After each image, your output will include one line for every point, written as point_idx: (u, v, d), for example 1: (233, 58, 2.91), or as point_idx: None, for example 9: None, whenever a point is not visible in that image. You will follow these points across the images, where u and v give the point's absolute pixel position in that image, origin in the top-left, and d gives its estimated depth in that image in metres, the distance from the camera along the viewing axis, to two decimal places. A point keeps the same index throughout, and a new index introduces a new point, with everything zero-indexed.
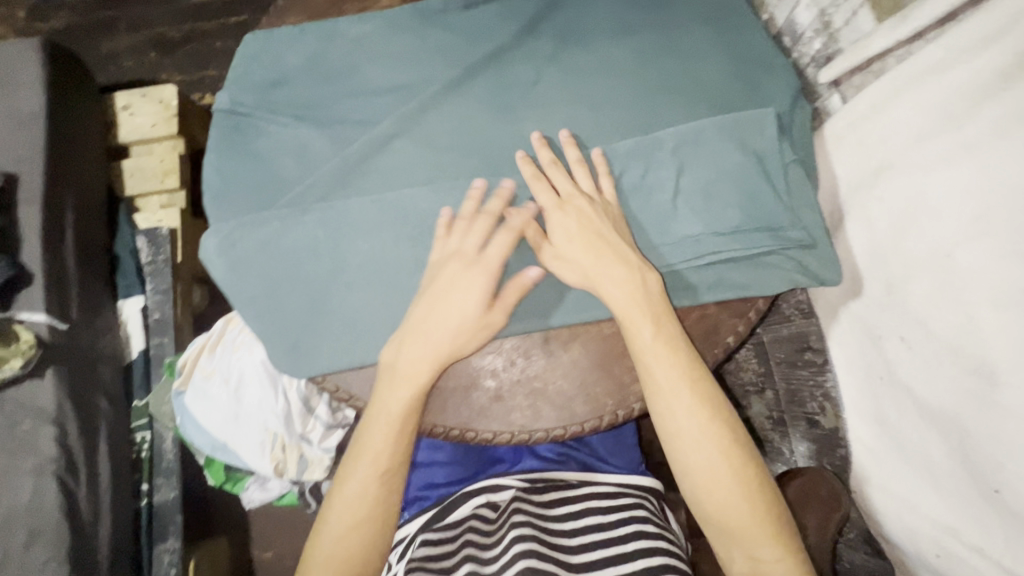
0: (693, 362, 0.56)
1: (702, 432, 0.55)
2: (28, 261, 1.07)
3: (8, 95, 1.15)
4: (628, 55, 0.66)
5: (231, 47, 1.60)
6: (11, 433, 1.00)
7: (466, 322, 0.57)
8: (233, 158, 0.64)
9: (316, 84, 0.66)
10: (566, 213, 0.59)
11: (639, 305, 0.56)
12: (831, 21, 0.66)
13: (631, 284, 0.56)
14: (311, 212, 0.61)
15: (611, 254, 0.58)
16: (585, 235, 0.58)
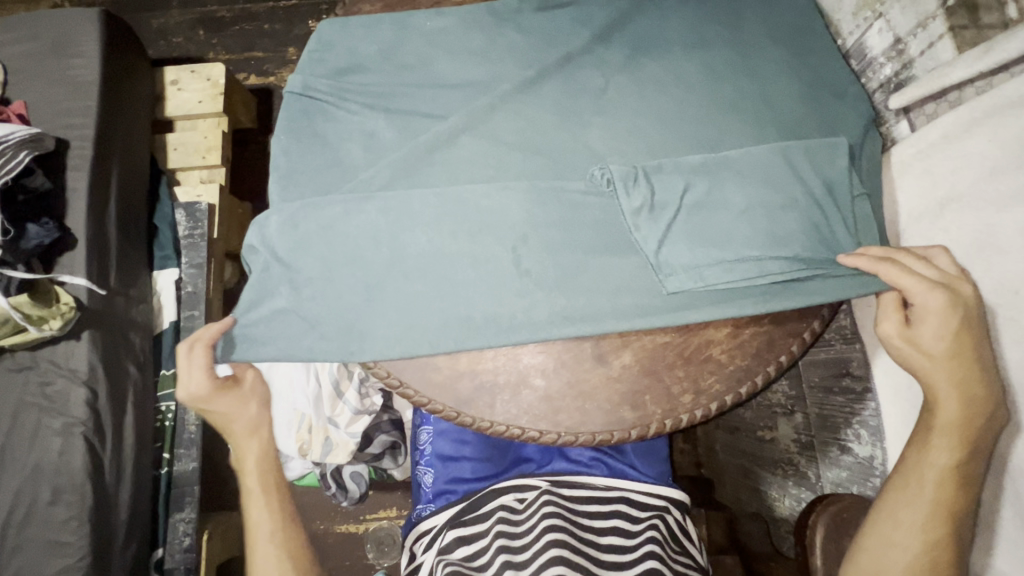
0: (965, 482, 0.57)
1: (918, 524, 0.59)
2: (72, 225, 1.10)
3: (65, 63, 1.18)
4: (698, 69, 0.66)
5: (280, 30, 1.62)
6: (45, 391, 1.03)
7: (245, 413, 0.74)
8: (301, 141, 0.66)
9: (387, 73, 0.67)
10: (958, 302, 0.56)
11: (976, 421, 0.56)
12: (906, 49, 0.66)
13: (975, 395, 0.56)
14: (375, 200, 0.61)
15: (967, 356, 0.56)
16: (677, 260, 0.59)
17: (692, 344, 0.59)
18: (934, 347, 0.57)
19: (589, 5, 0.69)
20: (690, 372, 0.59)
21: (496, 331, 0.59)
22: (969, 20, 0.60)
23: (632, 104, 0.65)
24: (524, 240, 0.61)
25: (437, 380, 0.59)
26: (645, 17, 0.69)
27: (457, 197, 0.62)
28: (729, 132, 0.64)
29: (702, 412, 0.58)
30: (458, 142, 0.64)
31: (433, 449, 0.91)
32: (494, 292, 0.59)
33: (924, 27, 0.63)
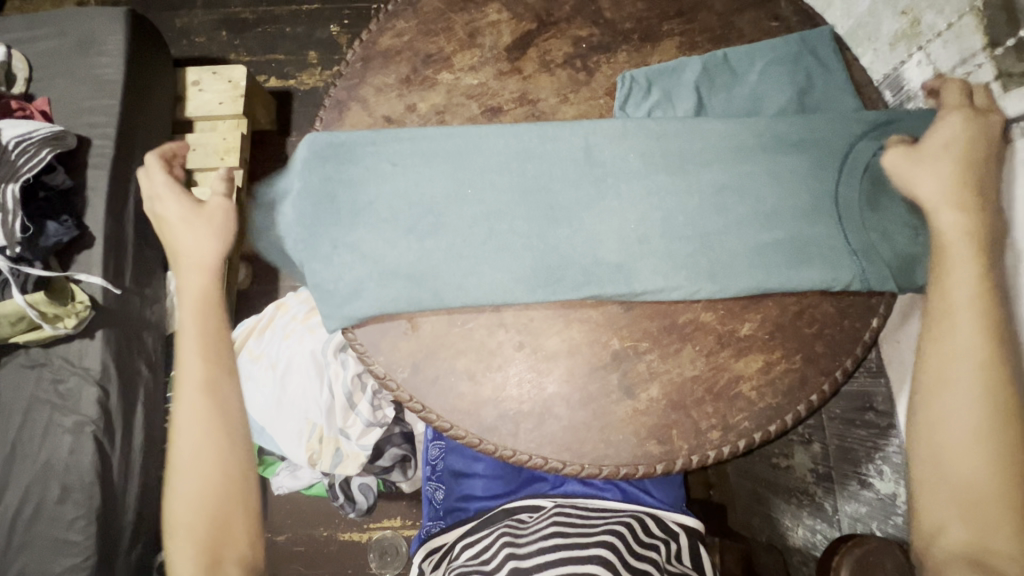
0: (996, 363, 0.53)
1: (987, 460, 0.52)
2: (90, 224, 1.10)
3: (90, 61, 1.19)
4: (762, 185, 0.60)
5: (302, 34, 1.63)
6: (57, 389, 1.04)
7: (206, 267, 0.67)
8: (341, 258, 0.60)
9: (416, 184, 0.61)
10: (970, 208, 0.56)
11: (981, 302, 0.54)
12: (948, 86, 0.65)
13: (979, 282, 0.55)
14: (441, 256, 0.60)
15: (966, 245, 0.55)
16: (756, 261, 0.59)
17: (722, 378, 0.58)
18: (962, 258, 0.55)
19: (624, 27, 0.68)
20: (719, 408, 0.57)
21: (515, 354, 0.59)
22: (1015, 65, 0.57)
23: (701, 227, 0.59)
24: (549, 267, 0.59)
25: (459, 406, 0.58)
26: (679, 44, 0.68)
27: (527, 257, 0.59)
28: (813, 258, 0.59)
29: (730, 450, 0.56)
30: (520, 283, 0.58)
31: (445, 465, 0.92)
32: (521, 319, 0.60)
33: (971, 66, 0.62)
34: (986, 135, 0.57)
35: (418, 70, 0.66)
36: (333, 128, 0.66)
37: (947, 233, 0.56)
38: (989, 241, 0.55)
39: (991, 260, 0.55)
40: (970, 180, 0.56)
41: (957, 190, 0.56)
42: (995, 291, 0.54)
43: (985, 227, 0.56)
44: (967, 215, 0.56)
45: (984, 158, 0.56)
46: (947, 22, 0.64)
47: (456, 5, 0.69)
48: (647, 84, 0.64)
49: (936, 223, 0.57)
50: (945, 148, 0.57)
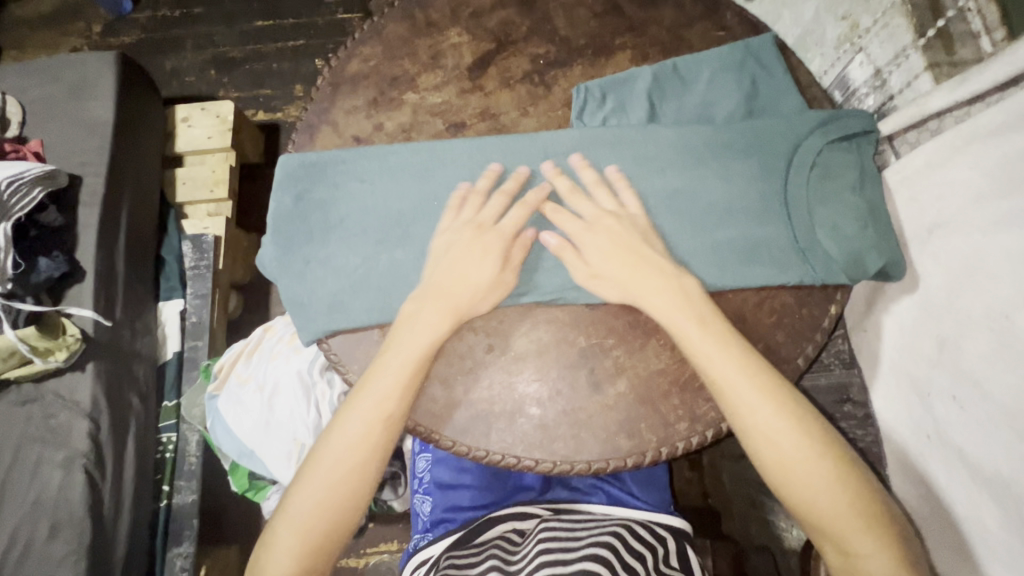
0: (756, 363, 0.57)
1: (827, 485, 0.54)
2: (81, 259, 1.12)
3: (82, 103, 1.23)
4: (715, 185, 0.63)
5: (288, 69, 1.69)
6: (47, 424, 1.04)
7: (479, 287, 0.60)
8: (314, 275, 0.62)
9: (383, 200, 0.63)
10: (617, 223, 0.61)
11: (683, 311, 0.58)
12: (887, 81, 0.69)
13: (673, 292, 0.59)
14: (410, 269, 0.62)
15: (643, 266, 0.60)
16: (624, 257, 0.60)
17: (686, 371, 0.60)
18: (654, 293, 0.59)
19: (581, 43, 0.72)
20: (685, 400, 0.59)
21: (486, 357, 0.60)
22: (945, 55, 0.62)
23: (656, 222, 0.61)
24: (515, 273, 0.61)
25: (431, 410, 0.60)
26: (633, 56, 0.72)
27: (492, 266, 0.61)
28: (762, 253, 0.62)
29: (697, 440, 0.58)
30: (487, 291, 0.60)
31: (431, 478, 0.90)
32: (490, 323, 0.61)
33: (902, 61, 0.66)
34: (631, 228, 0.61)
35: (385, 91, 0.70)
36: (306, 150, 0.69)
37: (660, 309, 0.58)
38: (688, 298, 0.58)
39: (703, 312, 0.58)
40: (642, 258, 0.60)
41: (636, 276, 0.59)
42: (727, 330, 0.58)
43: (682, 286, 0.59)
44: (661, 285, 0.59)
45: (655, 240, 0.61)
46: (877, 19, 0.69)
47: (420, 31, 0.73)
48: (601, 94, 0.67)
49: (649, 309, 0.59)
50: (611, 242, 0.60)
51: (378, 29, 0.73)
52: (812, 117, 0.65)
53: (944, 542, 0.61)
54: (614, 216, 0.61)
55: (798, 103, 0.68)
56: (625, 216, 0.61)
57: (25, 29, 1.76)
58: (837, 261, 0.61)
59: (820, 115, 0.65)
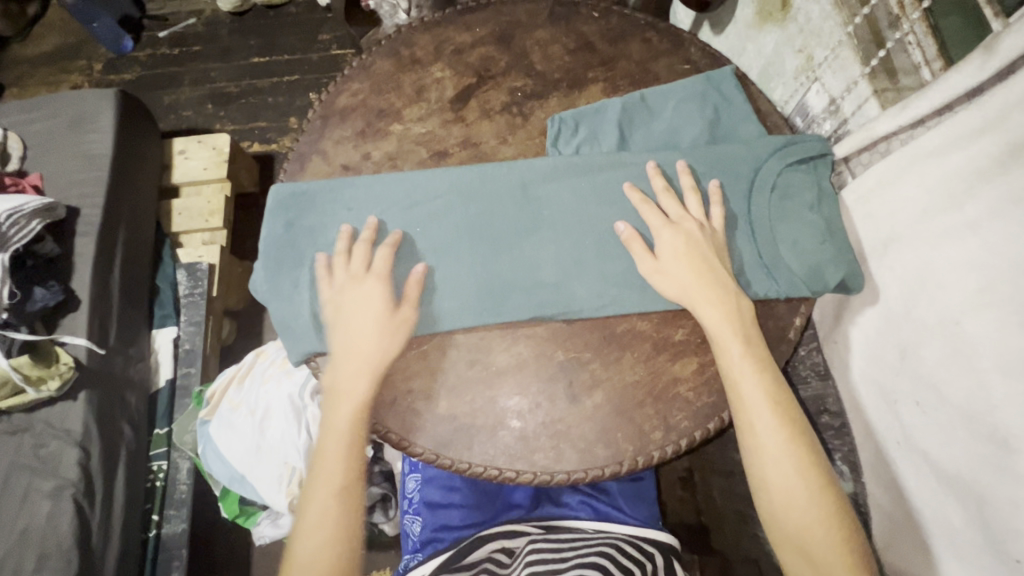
0: (779, 385, 0.59)
1: (819, 509, 0.56)
2: (77, 288, 1.15)
3: (82, 138, 1.28)
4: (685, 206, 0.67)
5: (283, 102, 1.75)
6: (37, 453, 1.04)
7: (376, 335, 0.62)
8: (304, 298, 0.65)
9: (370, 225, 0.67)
10: (698, 244, 0.64)
11: (734, 324, 0.61)
12: (841, 108, 0.75)
13: (728, 308, 0.61)
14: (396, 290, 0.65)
15: (713, 279, 0.62)
16: (693, 259, 0.63)
17: (660, 382, 0.63)
18: (710, 303, 0.61)
19: (555, 76, 0.77)
20: (659, 410, 0.62)
21: (468, 371, 0.63)
22: (889, 83, 0.67)
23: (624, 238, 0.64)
24: (497, 292, 0.64)
25: (416, 424, 0.62)
26: (604, 88, 0.77)
27: (474, 285, 0.64)
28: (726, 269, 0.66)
29: (673, 449, 0.61)
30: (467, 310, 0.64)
31: (421, 497, 0.91)
32: (472, 339, 0.64)
33: (852, 89, 0.72)
34: (704, 242, 0.64)
35: (372, 123, 0.74)
36: (297, 179, 0.72)
37: (717, 323, 0.61)
38: (740, 316, 0.61)
39: (751, 335, 0.61)
40: (694, 266, 0.63)
41: (698, 282, 0.62)
42: (766, 359, 0.61)
43: (738, 307, 0.62)
44: (719, 298, 0.61)
45: (713, 253, 0.64)
46: (830, 53, 0.75)
47: (405, 67, 0.77)
48: (574, 123, 0.72)
49: (704, 316, 0.61)
50: (684, 252, 0.63)
51: (366, 65, 0.78)
52: (771, 141, 0.70)
53: (921, 548, 0.63)
54: (675, 232, 0.64)
55: (758, 129, 0.73)
56: (706, 229, 0.65)
57: (27, 67, 1.82)
58: (799, 277, 0.65)
59: (778, 142, 0.70)
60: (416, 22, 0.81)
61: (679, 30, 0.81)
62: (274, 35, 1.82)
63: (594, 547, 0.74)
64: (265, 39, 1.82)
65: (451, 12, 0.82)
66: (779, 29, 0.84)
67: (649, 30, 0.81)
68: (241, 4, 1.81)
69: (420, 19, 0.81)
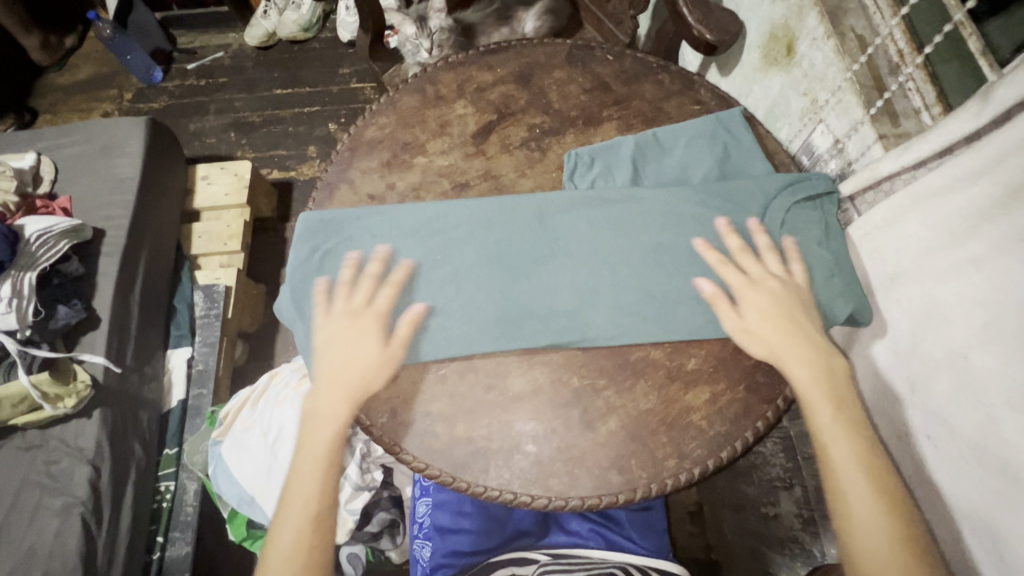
0: (868, 445, 0.60)
1: (891, 559, 0.54)
2: (98, 307, 1.18)
3: (111, 163, 1.33)
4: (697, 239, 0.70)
5: (303, 132, 1.82)
6: (50, 470, 1.05)
7: (369, 365, 0.64)
8: (327, 321, 0.67)
9: (394, 252, 0.69)
10: (778, 299, 0.65)
11: (823, 383, 0.61)
12: (845, 148, 0.78)
13: (818, 364, 0.62)
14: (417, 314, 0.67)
15: (799, 336, 0.63)
16: (778, 319, 0.64)
17: (673, 410, 0.64)
18: (801, 357, 0.63)
19: (572, 114, 0.81)
20: (672, 437, 0.63)
21: (484, 395, 0.65)
22: (891, 127, 0.70)
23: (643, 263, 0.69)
24: (513, 318, 0.66)
25: (434, 446, 0.63)
26: (618, 126, 0.81)
27: (492, 312, 0.67)
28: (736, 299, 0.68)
29: (686, 477, 0.62)
30: (485, 335, 0.66)
31: (431, 522, 0.90)
32: (490, 363, 0.66)
33: (858, 131, 0.76)
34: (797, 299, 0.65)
35: (398, 155, 0.78)
36: (324, 206, 0.76)
37: (807, 385, 0.62)
38: (838, 378, 0.62)
39: (843, 392, 0.61)
40: (796, 325, 0.64)
41: (786, 340, 0.63)
42: (860, 420, 0.60)
43: (832, 367, 0.63)
44: (808, 359, 0.62)
45: (800, 306, 0.65)
46: (832, 97, 0.78)
47: (430, 103, 0.82)
48: (589, 158, 0.76)
49: (793, 376, 0.62)
50: (771, 310, 0.64)
51: (393, 101, 0.83)
52: (778, 179, 0.73)
53: None
54: (758, 290, 0.65)
55: (766, 167, 0.76)
56: (789, 282, 0.66)
57: (60, 94, 1.90)
58: (805, 311, 0.68)
59: (785, 180, 0.73)
60: (440, 61, 0.86)
61: (689, 73, 0.86)
62: (297, 68, 1.91)
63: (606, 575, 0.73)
64: (289, 72, 1.91)
65: (474, 52, 0.87)
66: (784, 73, 0.89)
67: (660, 73, 0.85)
68: (267, 39, 1.90)
69: (444, 59, 0.86)
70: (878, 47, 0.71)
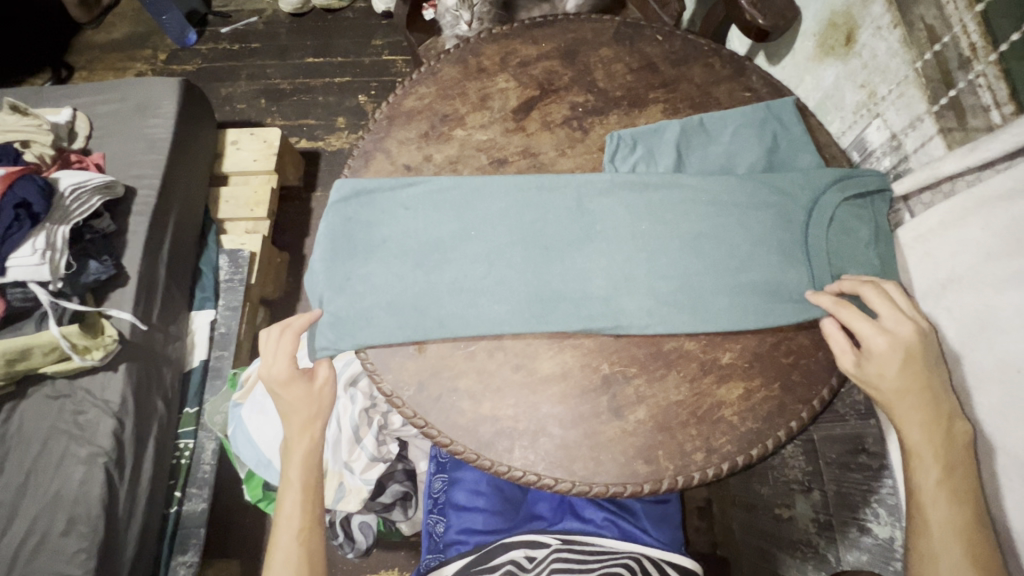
0: (974, 517, 0.56)
1: None
2: (127, 265, 1.19)
3: (144, 122, 1.34)
4: (739, 232, 0.68)
5: (333, 102, 1.80)
6: (76, 419, 1.08)
7: (307, 401, 0.74)
8: (357, 288, 0.66)
9: (429, 226, 0.68)
10: (907, 347, 0.59)
11: (936, 446, 0.58)
12: (902, 145, 0.75)
13: (933, 426, 0.58)
14: (447, 288, 0.66)
15: (914, 392, 0.59)
16: (906, 366, 0.59)
17: (705, 403, 0.63)
18: (892, 394, 0.60)
19: (616, 96, 0.79)
20: (702, 431, 0.62)
21: (513, 374, 0.64)
22: (957, 123, 0.67)
23: (294, 324, 0.75)
24: (546, 300, 0.65)
25: (459, 422, 0.62)
26: (664, 109, 0.78)
27: (521, 293, 0.65)
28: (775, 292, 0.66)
29: (713, 472, 0.61)
30: (517, 314, 0.65)
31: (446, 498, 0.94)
32: (520, 343, 0.65)
33: (917, 126, 0.72)
34: (925, 354, 0.60)
35: (436, 126, 0.77)
36: (359, 175, 0.75)
37: (920, 448, 0.58)
38: (950, 445, 0.57)
39: (954, 462, 0.57)
40: (919, 390, 0.59)
41: (908, 395, 0.59)
42: (967, 493, 0.56)
43: (948, 431, 0.58)
44: (926, 417, 0.58)
45: (925, 362, 0.59)
46: (895, 92, 0.75)
47: (470, 76, 0.80)
48: (632, 141, 0.74)
49: (903, 433, 0.59)
50: (901, 366, 0.59)
51: (433, 72, 0.81)
52: (828, 172, 0.70)
53: None
54: (884, 335, 0.60)
55: (817, 162, 0.73)
56: (923, 329, 0.60)
57: (97, 53, 1.91)
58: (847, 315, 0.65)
59: (837, 176, 0.70)
60: (483, 33, 0.84)
61: (741, 58, 0.82)
62: (330, 37, 1.89)
63: (616, 562, 0.74)
64: (322, 40, 1.89)
65: (518, 25, 0.84)
66: (840, 63, 0.85)
67: (710, 56, 0.82)
68: (302, 7, 1.88)
69: (488, 31, 0.84)
70: (948, 37, 0.67)
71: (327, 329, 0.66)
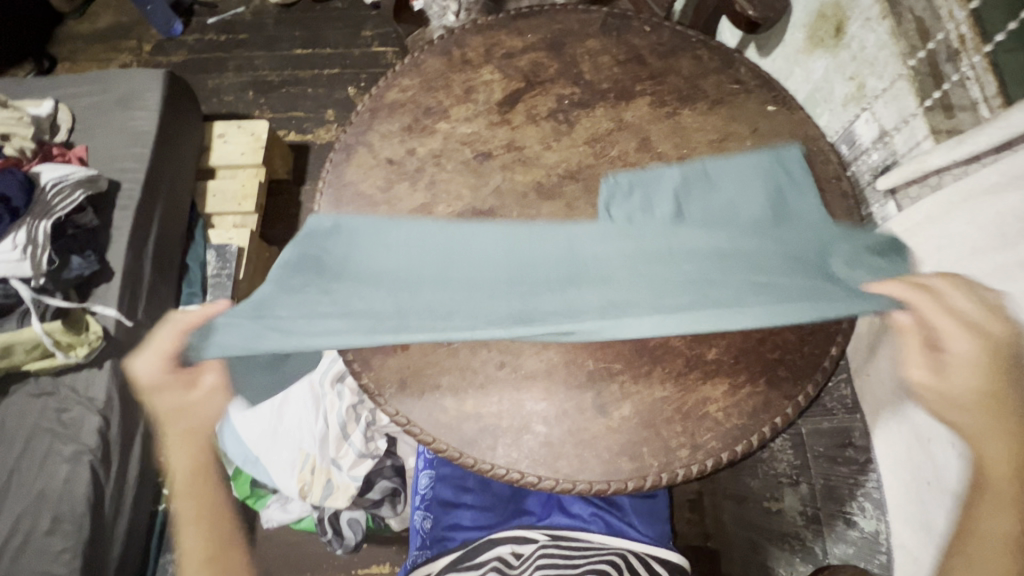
0: None
1: None
2: (111, 260, 1.17)
3: (128, 114, 1.31)
4: (733, 247, 0.64)
5: (322, 94, 1.78)
6: (61, 417, 1.07)
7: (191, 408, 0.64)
8: (321, 307, 0.61)
9: (408, 247, 0.65)
10: (999, 356, 0.56)
11: (1012, 461, 0.55)
12: (891, 140, 0.74)
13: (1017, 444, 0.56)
14: (423, 309, 0.61)
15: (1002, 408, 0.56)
16: (989, 374, 0.57)
17: (690, 400, 0.63)
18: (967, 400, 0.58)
19: (603, 88, 0.77)
20: (687, 428, 0.62)
21: (497, 371, 0.63)
22: (944, 118, 0.66)
23: (178, 321, 0.65)
24: None
25: (443, 420, 0.62)
26: (651, 102, 0.77)
27: (503, 308, 0.61)
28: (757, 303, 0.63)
29: (698, 469, 0.60)
30: None
31: (433, 495, 0.93)
32: (505, 340, 0.64)
33: (907, 124, 0.71)
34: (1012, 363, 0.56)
35: (420, 119, 0.75)
36: (342, 169, 0.73)
37: (995, 464, 0.55)
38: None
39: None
40: (1002, 403, 0.57)
41: (988, 411, 0.57)
42: None
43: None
44: (1006, 433, 0.56)
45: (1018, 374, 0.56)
46: (884, 85, 0.74)
47: (455, 68, 0.78)
48: (628, 185, 0.70)
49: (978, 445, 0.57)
50: (986, 378, 0.57)
51: (418, 63, 0.79)
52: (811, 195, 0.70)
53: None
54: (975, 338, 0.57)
55: (821, 201, 0.70)
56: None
57: (81, 43, 1.88)
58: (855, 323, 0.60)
59: (816, 169, 0.71)
60: (469, 24, 0.82)
61: (729, 50, 0.81)
62: (318, 28, 1.86)
63: (603, 558, 0.76)
64: (310, 31, 1.86)
65: (505, 16, 0.83)
66: (830, 56, 0.84)
67: (699, 48, 0.81)
68: None
69: (473, 21, 0.82)
70: (939, 31, 0.66)
71: (249, 332, 0.59)
